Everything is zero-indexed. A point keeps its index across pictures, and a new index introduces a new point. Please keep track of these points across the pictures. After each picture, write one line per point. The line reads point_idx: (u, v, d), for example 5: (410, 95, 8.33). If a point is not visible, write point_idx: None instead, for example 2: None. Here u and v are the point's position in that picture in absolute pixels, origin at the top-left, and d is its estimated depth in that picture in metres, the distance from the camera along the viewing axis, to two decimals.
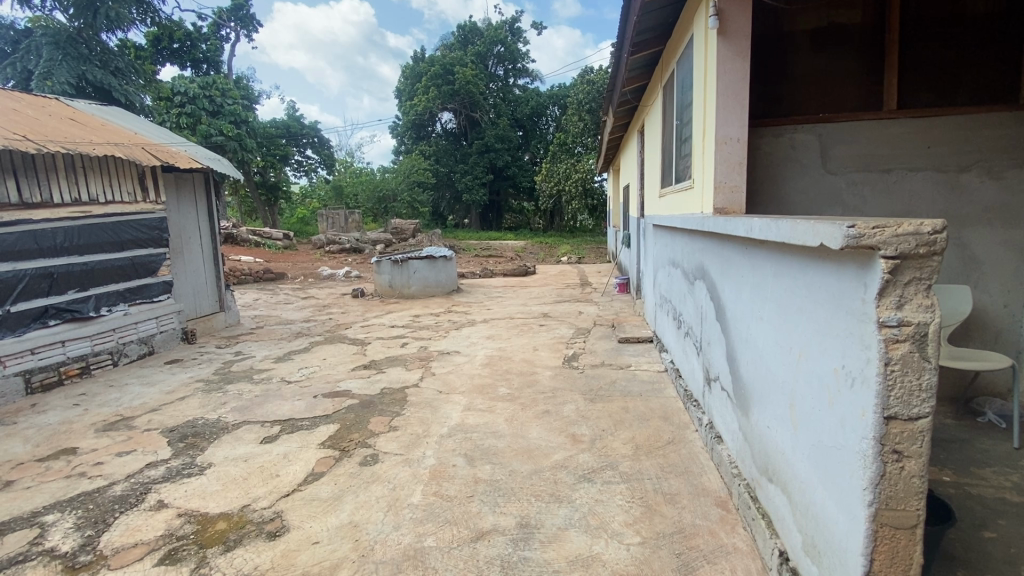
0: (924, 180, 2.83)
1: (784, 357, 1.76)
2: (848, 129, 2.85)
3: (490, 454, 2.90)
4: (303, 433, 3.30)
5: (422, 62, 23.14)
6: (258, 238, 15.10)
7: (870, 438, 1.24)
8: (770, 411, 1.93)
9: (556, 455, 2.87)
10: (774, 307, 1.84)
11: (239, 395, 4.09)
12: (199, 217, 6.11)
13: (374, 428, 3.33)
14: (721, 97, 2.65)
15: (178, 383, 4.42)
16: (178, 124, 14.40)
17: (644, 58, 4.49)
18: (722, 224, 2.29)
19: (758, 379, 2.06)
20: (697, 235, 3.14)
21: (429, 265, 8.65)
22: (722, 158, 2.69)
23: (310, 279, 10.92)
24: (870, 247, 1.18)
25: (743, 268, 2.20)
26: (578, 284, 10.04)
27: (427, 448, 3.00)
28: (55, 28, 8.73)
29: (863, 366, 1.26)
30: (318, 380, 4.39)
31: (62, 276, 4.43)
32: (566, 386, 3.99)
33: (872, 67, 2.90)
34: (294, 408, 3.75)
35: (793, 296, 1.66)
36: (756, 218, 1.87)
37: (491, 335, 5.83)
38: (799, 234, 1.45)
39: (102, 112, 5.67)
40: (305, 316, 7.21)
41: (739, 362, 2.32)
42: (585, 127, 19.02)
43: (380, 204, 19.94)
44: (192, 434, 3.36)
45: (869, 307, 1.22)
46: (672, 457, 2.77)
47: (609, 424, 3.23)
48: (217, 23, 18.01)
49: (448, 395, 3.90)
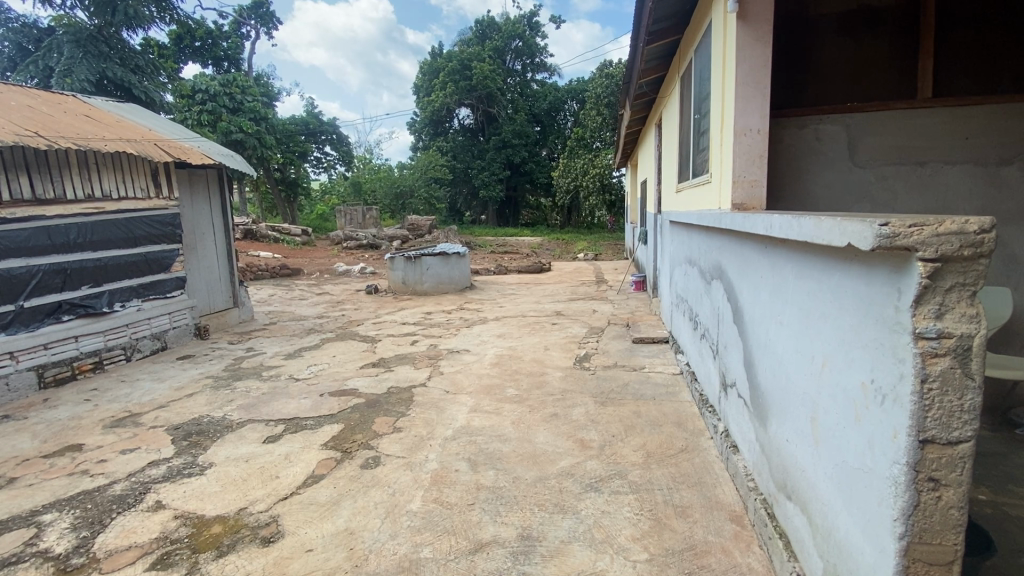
0: (962, 174, 2.62)
1: (805, 366, 1.62)
2: (878, 119, 2.66)
3: (495, 459, 2.80)
4: (307, 432, 3.25)
5: (440, 58, 23.08)
6: (277, 234, 15.24)
7: (902, 463, 1.11)
8: (789, 423, 1.79)
9: (563, 462, 2.75)
10: (795, 311, 1.69)
11: (246, 392, 4.06)
12: (213, 213, 6.13)
13: (378, 428, 3.26)
14: (741, 85, 2.49)
15: (188, 379, 4.42)
16: (200, 121, 14.57)
17: (661, 48, 4.32)
18: (740, 221, 2.14)
19: (777, 387, 1.92)
20: (714, 233, 2.99)
21: (442, 261, 8.60)
22: (741, 151, 2.53)
23: (326, 275, 10.96)
24: (905, 247, 1.04)
25: (762, 269, 2.05)
26: (593, 281, 9.88)
27: (431, 451, 2.91)
28: (77, 27, 8.87)
29: (895, 382, 1.12)
30: (326, 377, 4.34)
31: (75, 271, 4.47)
32: (577, 387, 3.87)
33: (906, 54, 2.71)
34: (300, 406, 3.70)
35: (816, 300, 1.52)
36: (776, 215, 1.72)
37: (502, 333, 5.73)
38: (823, 233, 1.31)
39: (118, 109, 5.71)
40: (318, 313, 7.21)
41: (757, 368, 2.17)
42: (603, 121, 18.74)
43: (398, 200, 19.95)
44: (197, 432, 3.33)
45: (904, 316, 1.08)
46: (685, 467, 2.64)
47: (619, 429, 3.11)
48: (238, 22, 18.22)
49: (455, 395, 3.82)
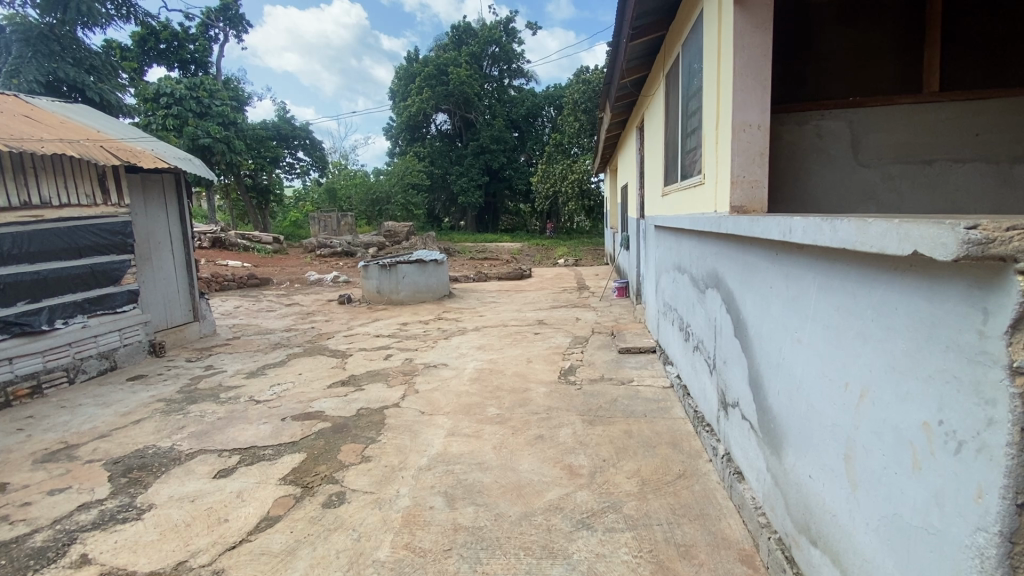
0: (973, 172, 2.42)
1: (834, 392, 1.39)
2: (883, 114, 2.50)
3: (474, 492, 2.51)
4: (264, 465, 2.91)
5: (416, 63, 22.75)
6: (248, 243, 14.70)
7: (993, 532, 0.87)
8: (812, 456, 1.55)
9: (551, 494, 2.48)
10: (819, 329, 1.46)
11: (200, 417, 3.68)
12: (169, 222, 5.72)
13: (345, 458, 2.94)
14: (740, 77, 2.28)
15: (136, 403, 4.01)
16: (164, 126, 13.95)
17: (644, 45, 4.12)
18: (745, 225, 1.91)
19: (793, 413, 1.69)
20: (709, 238, 2.77)
21: (419, 269, 8.27)
22: (740, 148, 2.31)
23: (297, 284, 10.51)
24: (1000, 257, 0.80)
25: (773, 279, 1.82)
26: (574, 287, 9.66)
27: (402, 485, 2.60)
28: (27, 25, 8.26)
29: (979, 429, 0.89)
30: (291, 399, 3.98)
31: (11, 286, 4.04)
32: (563, 405, 3.60)
33: (910, 47, 2.56)
34: (258, 433, 3.35)
35: (850, 317, 1.29)
36: (794, 217, 1.49)
37: (482, 345, 5.44)
38: (868, 240, 1.08)
39: (65, 109, 5.27)
40: (287, 325, 6.80)
41: (766, 389, 1.95)
42: (581, 127, 18.69)
43: (374, 207, 19.49)
44: (138, 467, 2.96)
45: (994, 345, 0.85)
46: (684, 496, 2.39)
47: (611, 452, 2.85)
48: (206, 24, 17.61)
49: (431, 417, 3.50)
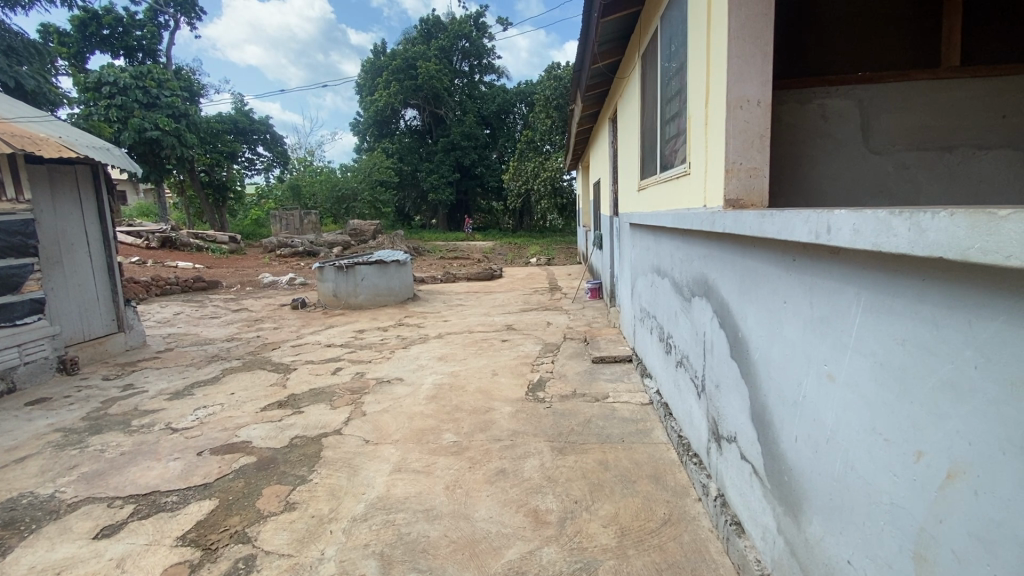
0: (999, 161, 2.07)
1: (893, 460, 0.98)
2: (897, 93, 2.15)
3: (417, 553, 2.04)
4: (163, 517, 2.37)
5: (383, 57, 21.98)
6: (201, 243, 13.76)
7: None
8: (849, 535, 1.15)
9: (511, 551, 2.02)
10: (865, 365, 1.06)
11: (101, 452, 3.09)
12: (86, 221, 5.04)
13: (265, 505, 2.43)
14: (734, 42, 1.86)
15: (28, 435, 3.38)
16: (107, 117, 12.91)
17: (617, 23, 3.71)
18: (753, 222, 1.50)
19: (817, 470, 1.28)
20: (696, 237, 2.37)
21: (379, 270, 7.71)
22: (737, 128, 1.90)
23: (249, 287, 9.78)
24: None
25: (789, 292, 1.41)
26: (546, 289, 9.23)
27: (329, 545, 2.11)
28: None
29: None
30: (214, 426, 3.41)
31: None
32: (529, 428, 3.15)
33: (924, 16, 2.22)
34: (166, 472, 2.79)
35: (924, 357, 0.89)
36: (828, 212, 1.08)
37: (444, 356, 4.95)
38: (999, 243, 0.67)
39: None
40: (229, 335, 6.16)
41: (776, 431, 1.54)
42: (553, 124, 18.39)
43: (340, 205, 18.71)
44: (2, 524, 2.37)
45: None
46: (672, 552, 1.97)
47: (584, 490, 2.42)
48: (155, 10, 16.49)
49: (375, 447, 3.00)
